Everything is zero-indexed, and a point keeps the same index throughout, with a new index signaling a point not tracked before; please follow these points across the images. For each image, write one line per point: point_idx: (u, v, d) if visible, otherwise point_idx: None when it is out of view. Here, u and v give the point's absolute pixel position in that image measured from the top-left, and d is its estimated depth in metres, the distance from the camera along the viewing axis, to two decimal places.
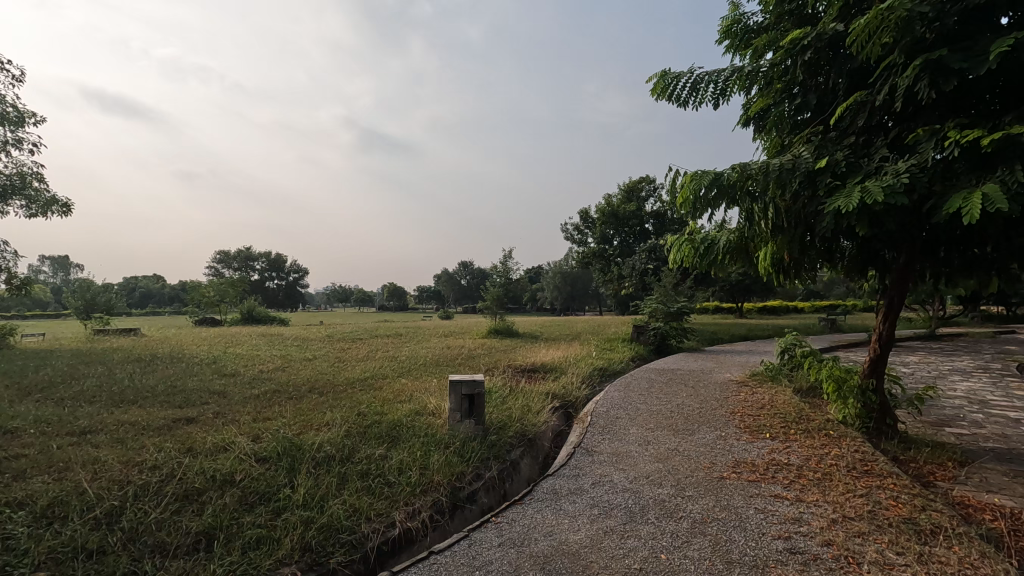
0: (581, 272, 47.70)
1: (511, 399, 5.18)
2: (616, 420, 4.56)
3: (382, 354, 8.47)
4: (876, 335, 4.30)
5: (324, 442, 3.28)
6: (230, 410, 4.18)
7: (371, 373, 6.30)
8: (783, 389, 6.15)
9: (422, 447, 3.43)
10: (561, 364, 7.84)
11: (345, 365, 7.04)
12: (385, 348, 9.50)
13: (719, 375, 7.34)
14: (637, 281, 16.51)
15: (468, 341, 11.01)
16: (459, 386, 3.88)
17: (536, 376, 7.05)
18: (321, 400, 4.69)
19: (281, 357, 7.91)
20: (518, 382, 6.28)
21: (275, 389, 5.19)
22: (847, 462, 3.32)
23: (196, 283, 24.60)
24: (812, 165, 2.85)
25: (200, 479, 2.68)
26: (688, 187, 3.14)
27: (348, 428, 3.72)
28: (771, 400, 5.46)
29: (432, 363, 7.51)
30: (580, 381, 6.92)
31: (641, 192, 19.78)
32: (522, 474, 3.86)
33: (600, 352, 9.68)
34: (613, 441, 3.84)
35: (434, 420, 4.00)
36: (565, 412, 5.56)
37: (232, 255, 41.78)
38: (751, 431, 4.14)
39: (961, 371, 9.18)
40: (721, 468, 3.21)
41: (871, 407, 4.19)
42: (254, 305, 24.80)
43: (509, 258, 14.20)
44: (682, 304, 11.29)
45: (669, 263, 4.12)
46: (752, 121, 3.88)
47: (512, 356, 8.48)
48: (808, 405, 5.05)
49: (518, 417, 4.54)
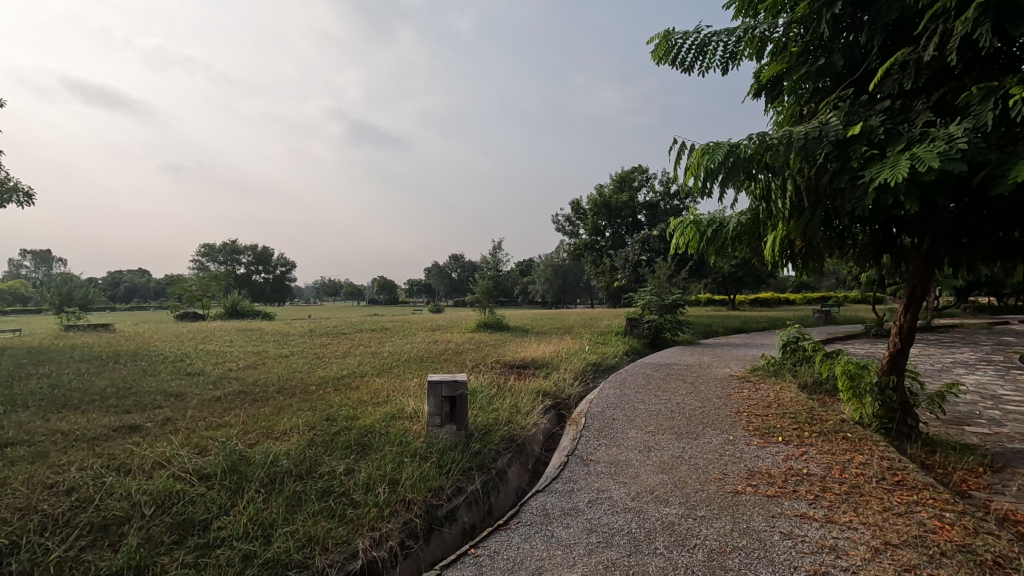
0: (573, 265, 47.38)
1: (498, 399, 4.78)
2: (612, 423, 4.15)
3: (364, 350, 8.04)
4: (896, 328, 3.93)
5: (280, 454, 2.86)
6: (184, 416, 3.74)
7: (350, 371, 5.87)
8: (788, 385, 5.79)
9: (395, 458, 3.02)
10: (553, 359, 7.44)
11: (322, 362, 6.61)
12: (368, 343, 9.06)
13: (719, 370, 6.98)
14: (630, 273, 16.16)
15: (455, 336, 10.59)
16: (439, 387, 3.47)
17: (526, 372, 6.65)
18: (289, 402, 4.26)
19: (256, 354, 7.44)
20: (507, 380, 5.88)
21: (240, 390, 4.75)
22: (874, 471, 2.95)
23: (179, 277, 23.98)
24: (844, 132, 2.45)
25: (124, 504, 2.24)
26: (699, 160, 2.70)
27: (313, 435, 3.30)
28: (777, 397, 5.10)
29: (416, 359, 7.08)
30: (573, 378, 6.53)
31: (633, 182, 19.41)
32: (510, 484, 3.46)
33: (593, 346, 9.31)
34: (610, 448, 3.45)
35: (411, 425, 3.59)
36: (557, 412, 5.18)
37: (217, 249, 40.96)
38: (760, 434, 3.76)
39: (964, 363, 8.88)
40: (734, 480, 2.83)
41: (892, 406, 3.83)
42: (238, 299, 24.22)
43: (499, 249, 13.78)
44: (677, 296, 10.96)
45: (671, 248, 3.71)
46: (763, 89, 3.48)
47: (501, 351, 8.08)
48: (818, 403, 4.69)
49: (505, 419, 4.14)
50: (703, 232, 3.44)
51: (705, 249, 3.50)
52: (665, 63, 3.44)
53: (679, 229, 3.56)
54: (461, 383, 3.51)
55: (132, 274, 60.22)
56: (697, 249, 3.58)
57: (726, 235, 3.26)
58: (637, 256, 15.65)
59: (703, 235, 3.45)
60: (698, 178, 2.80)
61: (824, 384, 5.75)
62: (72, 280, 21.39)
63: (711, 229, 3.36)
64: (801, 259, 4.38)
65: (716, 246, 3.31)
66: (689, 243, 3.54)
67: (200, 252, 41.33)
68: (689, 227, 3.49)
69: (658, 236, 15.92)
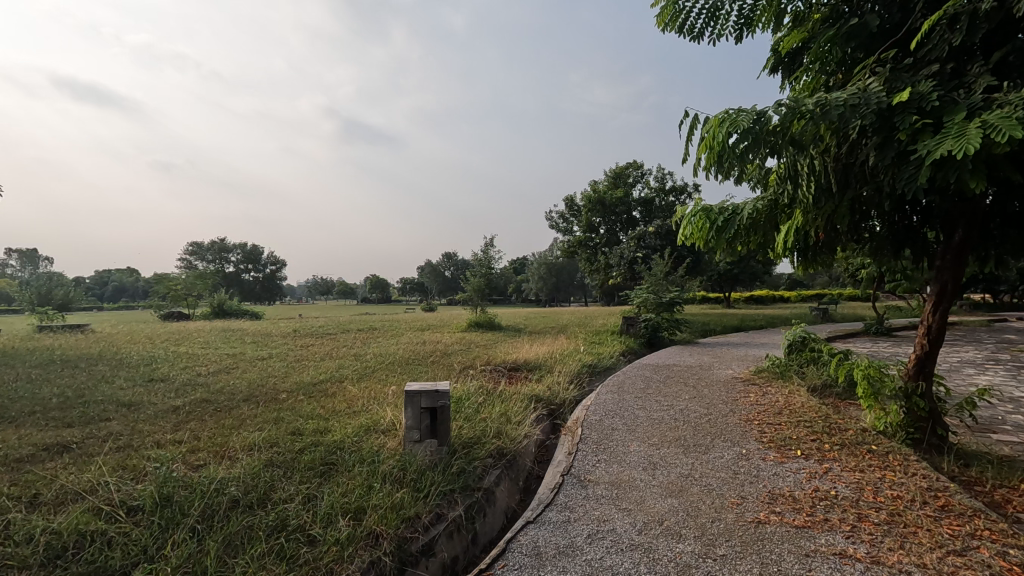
0: (566, 263, 47.07)
1: (487, 407, 4.38)
2: (612, 434, 3.76)
3: (348, 351, 7.62)
4: (923, 329, 3.56)
5: (228, 480, 2.46)
6: (131, 430, 3.33)
7: (328, 377, 5.46)
8: (797, 388, 5.43)
9: (365, 482, 2.62)
10: (546, 361, 7.06)
11: (301, 366, 6.19)
12: (353, 344, 8.64)
13: (721, 372, 6.62)
14: (626, 270, 15.81)
15: (445, 336, 10.19)
16: (417, 398, 3.07)
17: (518, 376, 6.27)
18: (255, 413, 3.85)
19: (232, 357, 7.01)
20: (497, 384, 5.49)
21: (203, 398, 4.33)
22: (913, 494, 2.58)
23: (164, 275, 23.47)
24: (888, 100, 2.07)
25: (22, 550, 1.84)
26: (715, 133, 2.32)
27: (273, 454, 2.89)
28: (788, 403, 4.74)
29: (401, 361, 6.68)
30: (568, 382, 6.15)
31: (628, 178, 19.09)
32: (498, 506, 3.07)
33: (588, 346, 8.94)
34: (610, 466, 3.06)
35: (387, 440, 3.20)
36: (551, 420, 4.79)
37: (206, 247, 40.30)
38: (776, 446, 3.39)
39: (972, 363, 8.57)
40: (754, 507, 2.46)
41: (919, 415, 3.47)
42: (224, 298, 23.73)
43: (490, 246, 13.38)
44: (674, 293, 10.61)
45: (677, 240, 3.34)
46: (778, 63, 3.11)
47: (492, 352, 7.68)
48: (834, 410, 4.33)
49: (494, 431, 3.75)
50: (714, 220, 3.05)
51: (717, 239, 3.12)
52: (671, 31, 3.09)
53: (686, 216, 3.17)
54: (446, 393, 3.12)
55: (120, 272, 59.43)
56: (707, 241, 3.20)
57: (741, 222, 2.86)
58: (632, 253, 15.30)
59: (714, 222, 3.06)
60: (714, 153, 2.43)
61: (836, 388, 5.40)
62: (53, 278, 20.84)
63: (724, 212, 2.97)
64: (814, 251, 4.03)
65: (728, 236, 2.91)
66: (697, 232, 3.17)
67: (187, 250, 40.66)
68: (699, 214, 3.10)
69: (654, 232, 15.58)
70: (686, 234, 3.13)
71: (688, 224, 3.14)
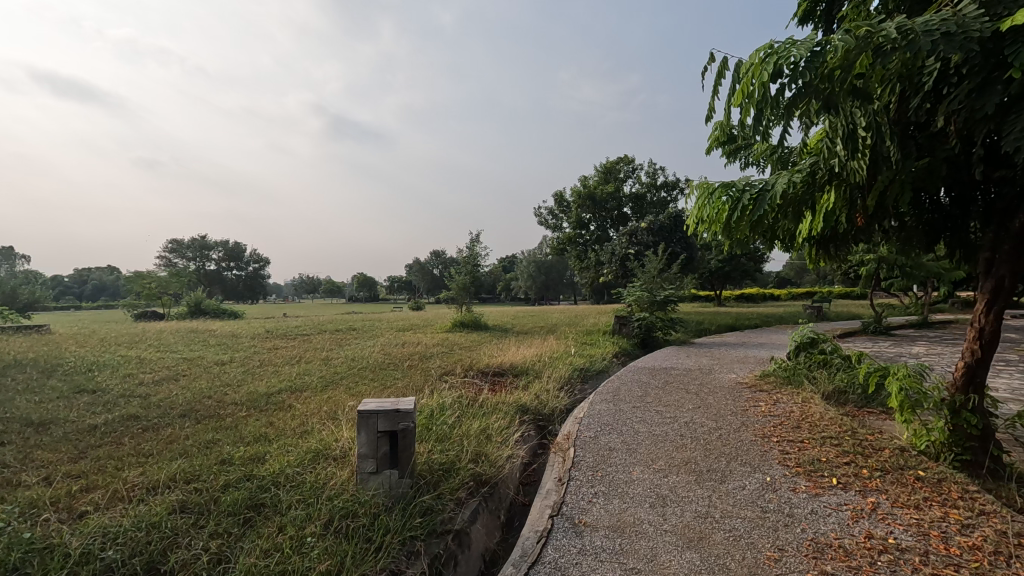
0: (555, 261, 46.68)
1: (465, 421, 3.81)
2: (609, 456, 3.20)
3: (319, 355, 7.00)
4: (972, 333, 3.04)
5: (110, 540, 1.88)
6: (23, 459, 2.72)
7: (288, 385, 4.85)
8: (810, 396, 4.92)
9: (297, 535, 2.05)
10: (535, 365, 6.51)
11: (261, 372, 5.56)
12: (326, 346, 8.00)
13: (724, 377, 6.10)
14: (617, 268, 15.29)
15: (428, 337, 9.59)
16: (373, 419, 2.49)
17: (502, 382, 5.70)
18: (186, 434, 3.23)
19: (188, 362, 6.36)
20: (479, 393, 4.92)
21: (133, 414, 3.70)
22: (994, 543, 2.04)
23: (138, 274, 22.55)
24: (993, 27, 1.54)
25: None
26: (754, 75, 1.77)
27: (187, 493, 2.31)
28: (805, 415, 4.22)
29: (375, 367, 6.07)
30: (558, 389, 5.57)
31: (618, 173, 18.60)
32: (473, 550, 2.50)
33: (579, 348, 8.39)
34: (610, 503, 2.50)
35: (336, 470, 2.61)
36: (539, 435, 4.22)
37: (187, 245, 39.19)
38: (805, 472, 2.85)
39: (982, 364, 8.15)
40: (799, 564, 1.91)
41: (970, 434, 2.95)
42: (202, 298, 22.82)
43: (477, 243, 12.78)
44: (669, 291, 10.10)
45: (689, 223, 2.80)
46: (811, 10, 2.61)
47: (476, 355, 7.10)
48: (860, 426, 3.81)
49: (470, 453, 3.18)
50: (738, 198, 2.51)
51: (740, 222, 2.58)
52: None
53: (703, 193, 2.63)
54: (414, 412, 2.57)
55: (99, 271, 57.92)
56: (727, 223, 2.65)
57: (774, 198, 2.32)
58: (624, 250, 14.80)
59: (738, 200, 2.52)
60: (751, 103, 1.88)
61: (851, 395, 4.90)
62: (18, 276, 19.82)
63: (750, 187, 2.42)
64: (839, 240, 3.53)
65: (757, 217, 2.37)
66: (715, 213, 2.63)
67: (166, 248, 39.50)
68: (719, 189, 2.55)
69: (646, 228, 15.08)
70: (704, 215, 2.58)
71: (706, 202, 2.59)
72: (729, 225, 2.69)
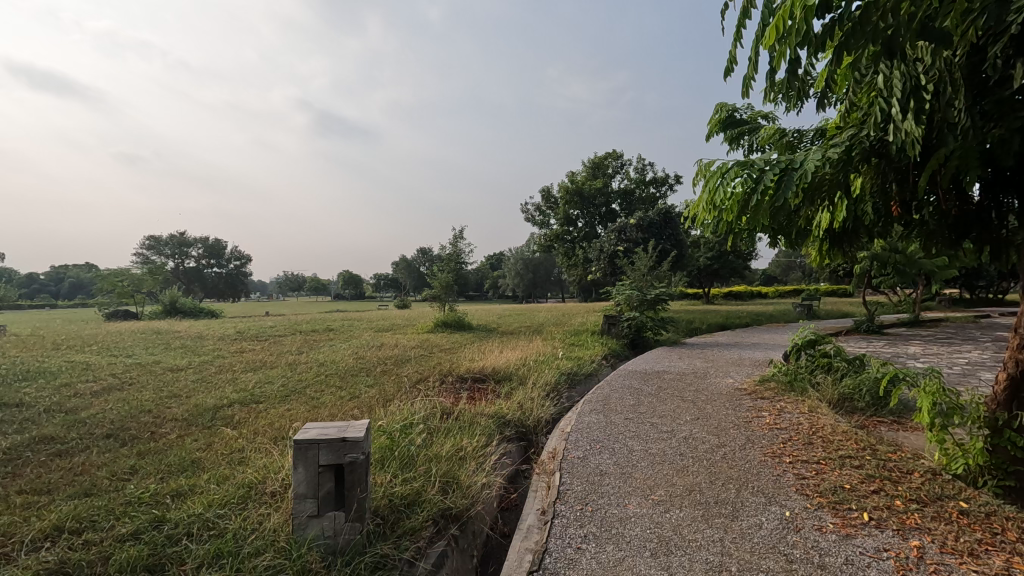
0: (543, 259, 46.39)
1: (436, 440, 3.37)
2: (600, 483, 2.77)
3: (286, 359, 6.48)
4: (1014, 341, 2.65)
5: None
6: None
7: (243, 397, 4.35)
8: (815, 405, 4.54)
9: None
10: (518, 369, 6.08)
11: (217, 381, 5.04)
12: (297, 349, 7.48)
13: (721, 382, 5.71)
14: (606, 265, 14.89)
15: (407, 338, 9.09)
16: (314, 450, 2.04)
17: (483, 390, 5.26)
18: (101, 462, 2.73)
19: (140, 368, 5.82)
20: (456, 403, 4.47)
21: (48, 435, 3.19)
22: None
23: (110, 271, 21.71)
24: None
25: None
26: (794, 7, 1.35)
27: (69, 550, 1.83)
28: (815, 428, 3.82)
29: (345, 373, 5.57)
30: (543, 397, 5.12)
31: (607, 168, 18.23)
32: None
33: (567, 349, 7.96)
34: (602, 551, 2.07)
35: (271, 511, 2.15)
36: (521, 452, 3.79)
37: (165, 241, 38.11)
38: (830, 505, 2.43)
39: (982, 364, 7.88)
40: None
41: (1016, 458, 2.55)
42: (178, 296, 21.99)
43: (460, 239, 12.29)
44: (660, 289, 9.73)
45: (696, 211, 2.37)
46: None
47: (456, 359, 6.64)
48: (879, 443, 3.41)
49: (439, 481, 2.73)
50: (761, 177, 2.06)
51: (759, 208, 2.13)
52: None
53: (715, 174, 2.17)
54: (367, 439, 2.14)
55: (75, 267, 56.46)
56: (743, 210, 2.22)
57: (806, 179, 1.87)
58: (613, 247, 14.42)
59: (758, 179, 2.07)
60: (785, 47, 1.45)
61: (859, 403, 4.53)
62: None
63: (778, 161, 1.97)
64: (860, 230, 3.11)
65: (782, 203, 1.92)
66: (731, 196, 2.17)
67: (143, 244, 38.43)
68: (735, 168, 2.10)
69: (635, 225, 14.70)
70: (715, 198, 2.11)
71: (718, 183, 2.13)
72: (745, 211, 2.24)
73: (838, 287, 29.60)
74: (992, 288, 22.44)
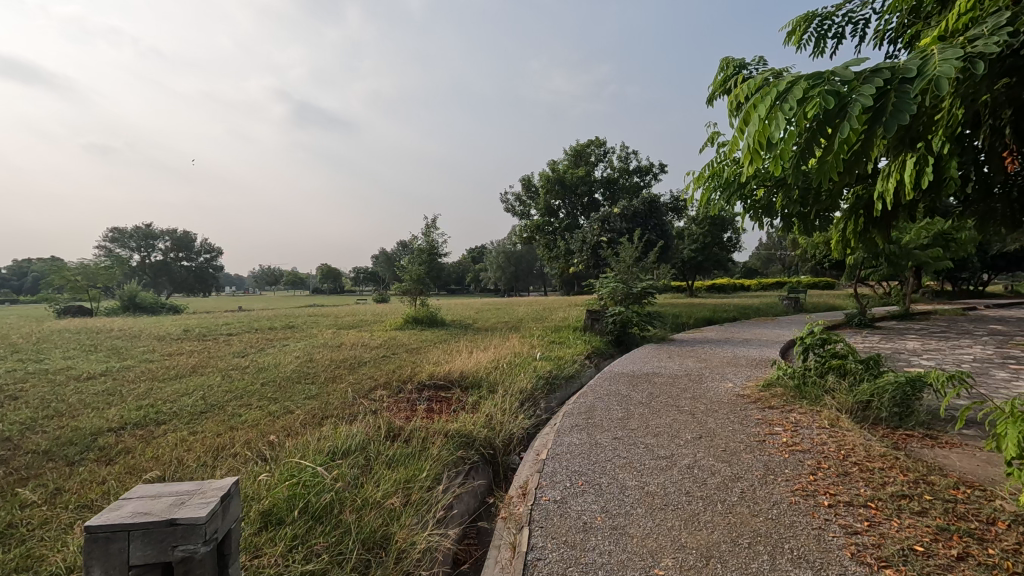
0: (525, 252, 45.68)
1: (369, 477, 2.61)
2: (584, 546, 2.03)
3: (223, 363, 5.63)
4: None
5: None
6: None
7: (142, 416, 3.52)
8: (833, 416, 3.88)
9: None
10: (489, 373, 5.33)
11: (122, 394, 4.19)
12: (242, 350, 6.62)
13: (719, 387, 5.03)
14: (588, 256, 14.20)
15: (372, 336, 8.28)
16: (119, 542, 1.27)
17: (446, 401, 4.50)
18: None
19: (40, 376, 4.92)
20: (409, 421, 3.71)
21: None
22: None
23: (62, 264, 20.34)
24: None
25: None
26: None
27: None
28: (844, 449, 3.14)
29: (284, 383, 4.75)
30: (516, 410, 4.36)
31: (589, 156, 17.52)
32: None
33: (546, 348, 7.23)
34: None
35: None
36: (482, 487, 3.05)
37: (130, 233, 36.39)
38: None
39: (990, 361, 7.37)
40: None
41: None
42: (137, 290, 20.72)
43: (433, 228, 11.45)
44: (647, 283, 9.06)
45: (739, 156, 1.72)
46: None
47: (420, 361, 5.85)
48: (929, 473, 2.73)
49: (358, 547, 1.97)
50: (845, 99, 1.37)
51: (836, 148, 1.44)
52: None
53: (771, 97, 1.46)
54: (219, 518, 1.38)
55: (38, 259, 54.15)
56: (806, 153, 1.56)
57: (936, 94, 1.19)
58: (596, 237, 13.74)
59: (840, 103, 1.38)
60: None
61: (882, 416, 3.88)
62: None
63: (877, 72, 1.28)
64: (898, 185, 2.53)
65: (894, 136, 1.23)
66: (794, 134, 1.47)
67: (105, 235, 36.70)
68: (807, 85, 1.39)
69: (619, 214, 14.02)
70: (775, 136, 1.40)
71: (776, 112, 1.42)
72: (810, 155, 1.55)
73: (820, 280, 29.48)
74: (974, 280, 22.33)
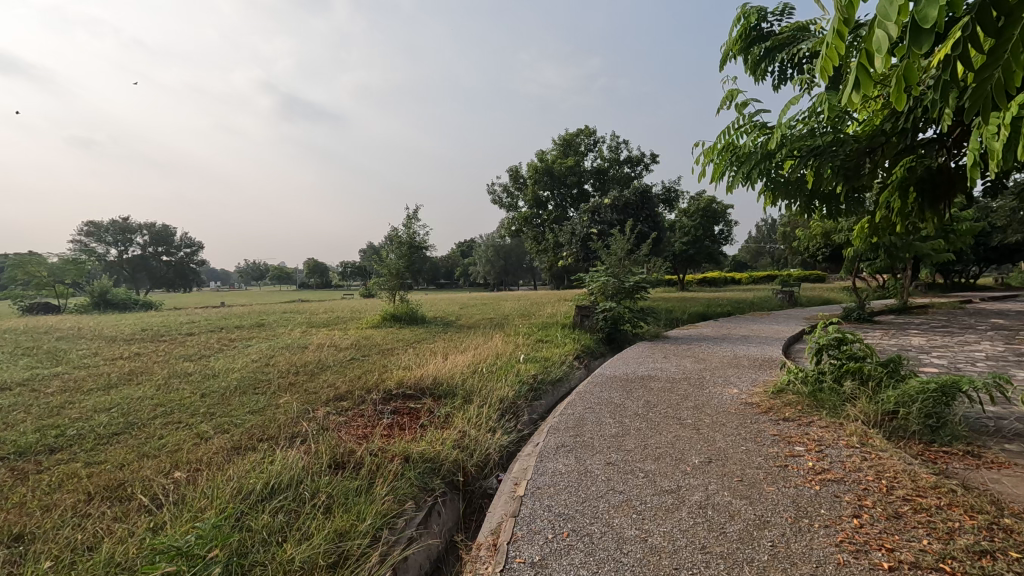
0: (513, 246, 45.08)
1: (290, 534, 2.02)
2: None
3: (164, 369, 4.97)
4: None
5: None
6: None
7: (33, 443, 2.89)
8: (859, 430, 3.34)
9: None
10: (466, 378, 4.75)
11: (25, 411, 3.53)
12: (193, 353, 5.96)
13: (723, 394, 4.49)
14: (578, 248, 13.68)
15: (344, 336, 7.64)
16: None
17: (413, 415, 3.91)
18: None
19: None
20: (362, 444, 3.12)
21: None
22: None
23: (26, 257, 19.32)
24: None
25: None
26: None
27: None
28: (883, 478, 2.59)
29: (226, 395, 4.13)
30: (492, 424, 3.78)
31: (578, 145, 16.95)
32: None
33: (532, 348, 6.65)
34: None
35: None
36: (438, 539, 2.45)
37: (105, 227, 35.10)
38: None
39: (1004, 359, 6.91)
40: None
41: None
42: (108, 286, 19.85)
43: (414, 220, 10.80)
44: (639, 276, 8.52)
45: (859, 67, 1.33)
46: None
47: (390, 365, 5.25)
48: (996, 513, 2.19)
49: None
50: None
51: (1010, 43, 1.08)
52: None
53: None
54: None
55: None
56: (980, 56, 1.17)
57: None
58: (586, 229, 13.22)
59: None
60: None
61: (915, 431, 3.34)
62: None
63: None
64: (948, 140, 2.19)
65: None
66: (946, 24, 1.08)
67: (80, 229, 35.48)
68: None
69: (610, 205, 13.46)
70: (933, 21, 0.99)
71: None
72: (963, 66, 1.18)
73: (810, 273, 29.23)
74: (965, 272, 22.14)
